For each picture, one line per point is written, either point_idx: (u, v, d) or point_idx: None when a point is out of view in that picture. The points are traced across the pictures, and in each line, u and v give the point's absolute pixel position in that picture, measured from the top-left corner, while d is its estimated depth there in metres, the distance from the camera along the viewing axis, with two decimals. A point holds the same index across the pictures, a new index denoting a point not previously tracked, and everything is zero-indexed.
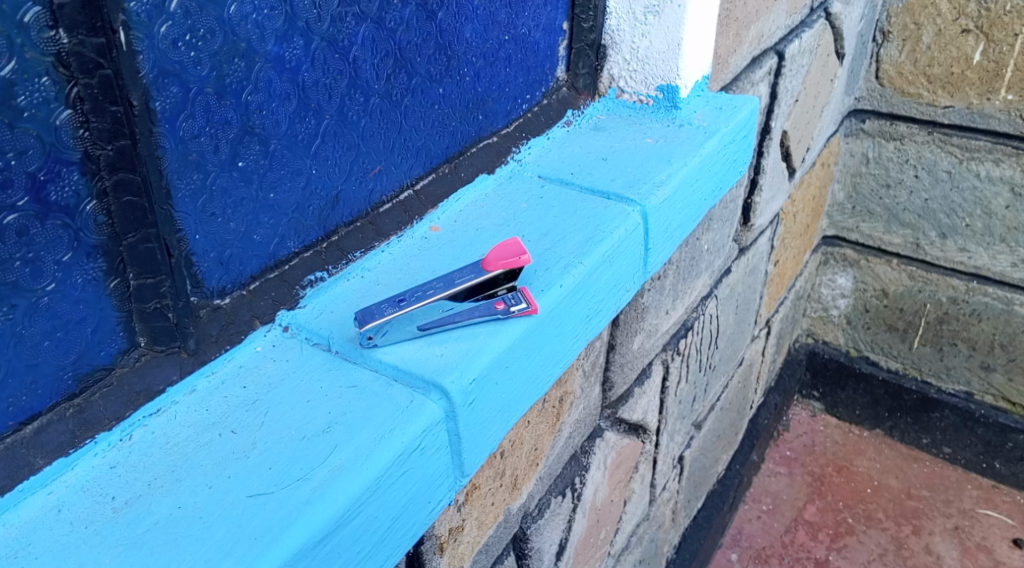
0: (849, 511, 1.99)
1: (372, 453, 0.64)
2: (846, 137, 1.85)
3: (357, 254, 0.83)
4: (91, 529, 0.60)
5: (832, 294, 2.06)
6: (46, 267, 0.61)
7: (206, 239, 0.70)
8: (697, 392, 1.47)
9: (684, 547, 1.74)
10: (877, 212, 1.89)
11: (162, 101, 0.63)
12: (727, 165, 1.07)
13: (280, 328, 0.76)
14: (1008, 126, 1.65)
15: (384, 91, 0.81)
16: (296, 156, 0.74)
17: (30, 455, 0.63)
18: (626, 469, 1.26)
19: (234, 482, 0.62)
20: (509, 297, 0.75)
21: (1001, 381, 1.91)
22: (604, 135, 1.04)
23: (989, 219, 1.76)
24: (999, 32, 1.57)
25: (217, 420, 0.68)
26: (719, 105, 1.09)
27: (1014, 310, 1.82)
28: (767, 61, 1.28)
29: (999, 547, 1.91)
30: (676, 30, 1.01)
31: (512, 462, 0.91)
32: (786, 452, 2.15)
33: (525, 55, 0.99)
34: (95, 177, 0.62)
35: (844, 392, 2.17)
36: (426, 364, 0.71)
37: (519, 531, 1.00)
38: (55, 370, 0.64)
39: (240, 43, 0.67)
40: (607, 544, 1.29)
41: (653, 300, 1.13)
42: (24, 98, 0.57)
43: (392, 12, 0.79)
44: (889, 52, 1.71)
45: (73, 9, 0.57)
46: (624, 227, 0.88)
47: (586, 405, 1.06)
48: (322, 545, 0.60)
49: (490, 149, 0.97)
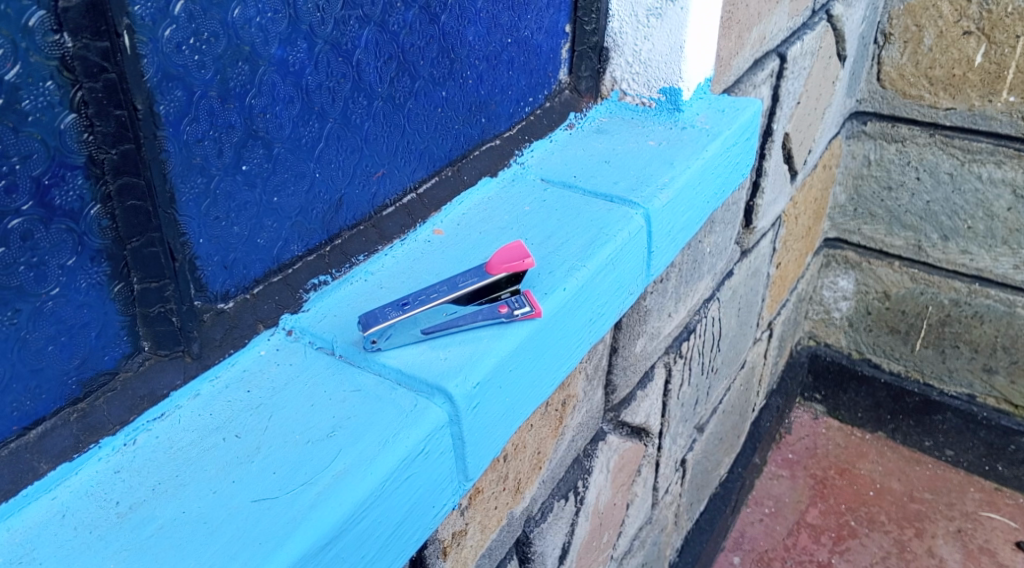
0: (852, 513, 1.99)
1: (376, 458, 0.64)
2: (847, 139, 1.85)
3: (360, 258, 0.83)
4: (95, 534, 0.59)
5: (834, 296, 2.06)
6: (50, 271, 0.61)
7: (210, 243, 0.70)
8: (699, 394, 1.47)
9: (687, 551, 1.74)
10: (879, 214, 1.89)
11: (166, 104, 0.63)
12: (730, 167, 1.07)
13: (284, 332, 0.76)
14: (1010, 128, 1.65)
15: (387, 94, 0.81)
16: (300, 160, 0.74)
17: (34, 460, 0.62)
18: (629, 472, 1.26)
19: (238, 487, 0.62)
20: (513, 301, 0.75)
21: (1003, 383, 1.91)
22: (606, 138, 1.04)
23: (992, 221, 1.76)
24: (1001, 34, 1.57)
25: (221, 424, 0.67)
26: (722, 107, 1.09)
27: (1016, 312, 1.82)
28: (769, 63, 1.28)
29: (1002, 550, 1.90)
30: (679, 33, 1.01)
31: (515, 465, 0.91)
32: (788, 454, 2.15)
33: (528, 58, 0.99)
34: (99, 181, 0.62)
35: (846, 395, 2.17)
36: (430, 367, 0.71)
37: (522, 534, 1.00)
38: (59, 374, 0.64)
39: (244, 47, 0.67)
40: (610, 547, 1.29)
41: (656, 303, 1.13)
42: (29, 102, 0.57)
43: (395, 15, 0.79)
44: (890, 54, 1.71)
45: (78, 13, 0.57)
46: (627, 230, 0.88)
47: (589, 409, 1.06)
48: (327, 550, 0.60)
49: (493, 152, 0.97)
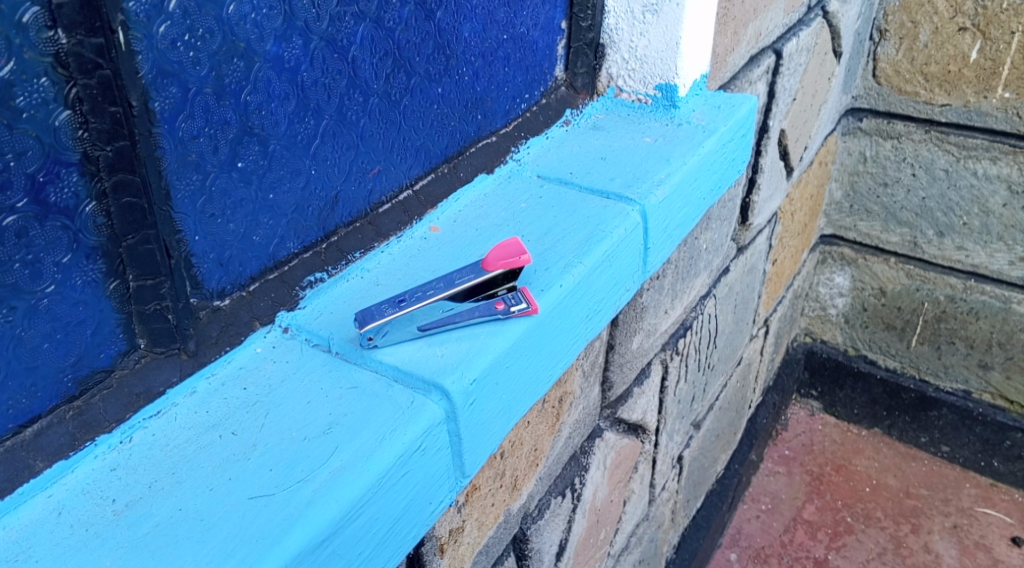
0: (848, 509, 1.99)
1: (373, 454, 0.64)
2: (844, 135, 1.84)
3: (357, 255, 0.83)
4: (92, 531, 0.59)
5: (831, 293, 2.06)
6: (46, 268, 0.61)
7: (206, 240, 0.69)
8: (696, 391, 1.47)
9: (684, 548, 1.74)
10: (875, 211, 1.89)
11: (161, 101, 0.63)
12: (726, 164, 1.07)
13: (280, 329, 0.76)
14: (1005, 124, 1.65)
15: (383, 91, 0.81)
16: (295, 156, 0.74)
17: (30, 457, 0.62)
18: (626, 469, 1.26)
19: (234, 485, 0.62)
20: (510, 297, 0.75)
21: (998, 379, 1.92)
22: (602, 135, 1.04)
23: (986, 217, 1.76)
24: (996, 30, 1.58)
25: (217, 422, 0.67)
26: (717, 104, 1.09)
27: (1012, 309, 1.82)
28: (765, 59, 1.28)
29: (998, 545, 1.91)
30: (675, 29, 1.01)
31: (512, 462, 0.91)
32: (784, 451, 2.15)
33: (524, 54, 0.99)
34: (94, 178, 0.62)
35: (842, 391, 2.17)
36: (427, 364, 0.71)
37: (520, 531, 1.00)
38: (55, 372, 0.64)
39: (239, 43, 0.67)
40: (607, 544, 1.29)
41: (652, 299, 1.13)
42: (23, 98, 0.57)
43: (391, 11, 0.79)
44: (886, 50, 1.71)
45: (72, 9, 0.57)
46: (624, 226, 0.88)
47: (585, 405, 1.06)
48: (323, 547, 0.60)
49: (490, 149, 0.97)
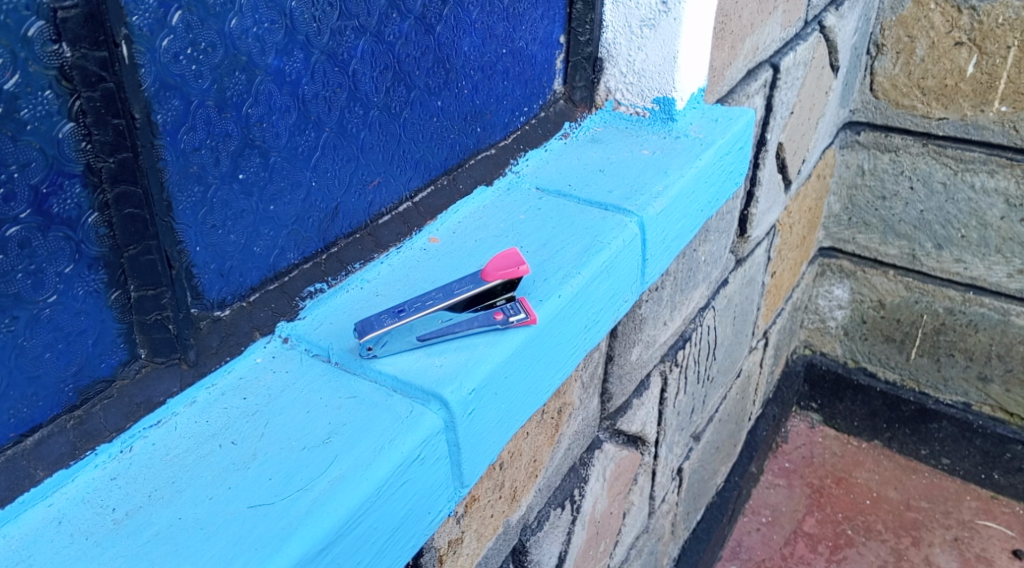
0: (849, 522, 1.99)
1: (372, 463, 0.64)
2: (841, 149, 1.85)
3: (357, 266, 0.83)
4: (92, 540, 0.60)
5: (829, 305, 2.06)
6: (47, 278, 0.62)
7: (206, 251, 0.70)
8: (695, 403, 1.48)
9: (685, 561, 1.73)
10: (873, 223, 1.90)
11: (163, 113, 0.63)
12: (724, 176, 1.08)
13: (280, 339, 0.76)
14: (1002, 138, 1.67)
15: (383, 104, 0.82)
16: (296, 169, 0.75)
17: (31, 466, 0.63)
18: (626, 481, 1.26)
19: (234, 493, 0.63)
20: (508, 307, 0.76)
21: (998, 392, 1.92)
22: (600, 147, 1.05)
23: (985, 230, 1.77)
24: (992, 44, 1.59)
25: (217, 431, 0.68)
26: (715, 117, 1.10)
27: (1010, 321, 1.83)
28: (762, 73, 1.29)
29: (998, 558, 1.91)
30: (672, 43, 1.02)
31: (511, 474, 0.91)
32: (785, 463, 2.15)
33: (522, 69, 1.00)
34: (97, 190, 0.63)
35: (842, 404, 2.17)
36: (426, 374, 0.71)
37: (519, 543, 1.00)
38: (55, 382, 0.64)
39: (241, 57, 0.68)
40: (607, 556, 1.29)
41: (651, 310, 1.14)
42: (27, 111, 0.57)
43: (391, 26, 0.80)
44: (883, 64, 1.72)
45: (77, 23, 0.58)
46: (622, 237, 0.88)
47: (585, 417, 1.07)
48: (323, 555, 0.60)
49: (488, 161, 0.98)
